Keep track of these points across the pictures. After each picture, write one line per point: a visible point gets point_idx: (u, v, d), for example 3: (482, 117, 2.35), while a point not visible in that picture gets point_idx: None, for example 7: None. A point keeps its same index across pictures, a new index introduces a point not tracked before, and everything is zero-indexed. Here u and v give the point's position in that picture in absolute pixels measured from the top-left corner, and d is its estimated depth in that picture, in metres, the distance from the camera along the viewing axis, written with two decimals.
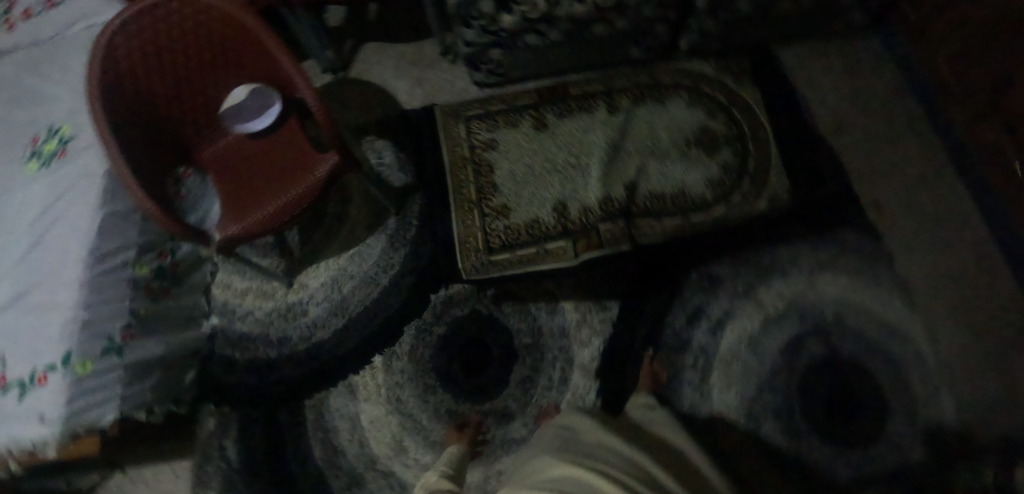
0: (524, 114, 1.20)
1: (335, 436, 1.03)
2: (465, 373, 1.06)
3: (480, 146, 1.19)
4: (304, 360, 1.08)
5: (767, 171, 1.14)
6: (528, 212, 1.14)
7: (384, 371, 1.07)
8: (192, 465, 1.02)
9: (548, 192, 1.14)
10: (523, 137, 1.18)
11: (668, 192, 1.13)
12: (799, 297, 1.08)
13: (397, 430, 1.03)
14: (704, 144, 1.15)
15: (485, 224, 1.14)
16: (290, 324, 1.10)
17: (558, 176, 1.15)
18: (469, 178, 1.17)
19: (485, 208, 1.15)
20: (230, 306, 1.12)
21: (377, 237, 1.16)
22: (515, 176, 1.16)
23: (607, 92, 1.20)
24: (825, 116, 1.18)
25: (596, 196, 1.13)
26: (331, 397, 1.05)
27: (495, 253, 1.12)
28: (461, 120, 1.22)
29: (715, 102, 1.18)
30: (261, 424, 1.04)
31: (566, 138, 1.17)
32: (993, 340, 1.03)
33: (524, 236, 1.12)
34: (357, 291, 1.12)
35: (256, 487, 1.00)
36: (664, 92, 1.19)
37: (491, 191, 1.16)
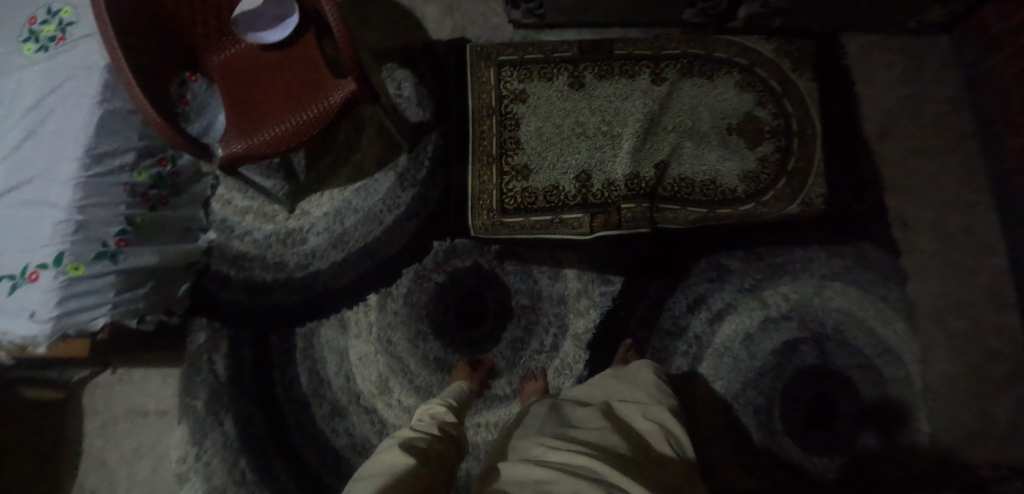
0: (561, 69, 1.14)
1: (323, 367, 1.03)
2: (459, 325, 1.06)
3: (509, 96, 1.13)
4: (300, 287, 1.06)
5: (806, 172, 1.10)
6: (549, 176, 1.10)
7: (379, 310, 1.06)
8: (179, 374, 1.02)
9: (573, 158, 1.10)
10: (557, 94, 1.13)
11: (699, 179, 1.09)
12: (804, 301, 1.07)
13: (384, 370, 1.03)
14: (746, 133, 1.10)
15: (502, 181, 1.10)
16: (288, 250, 1.08)
17: (587, 143, 1.10)
18: (492, 131, 1.12)
19: (505, 165, 1.11)
20: (228, 223, 1.09)
21: (385, 173, 1.12)
22: (543, 135, 1.11)
23: (653, 58, 1.13)
24: (871, 117, 1.13)
25: (623, 171, 1.09)
26: (321, 329, 1.05)
27: (508, 215, 1.09)
28: (493, 64, 1.15)
29: (765, 90, 1.12)
30: (251, 344, 1.03)
31: (601, 103, 1.12)
32: (984, 374, 1.04)
33: (542, 201, 1.09)
34: (361, 227, 1.10)
35: (240, 405, 1.00)
36: (714, 70, 1.13)
37: (514, 147, 1.11)
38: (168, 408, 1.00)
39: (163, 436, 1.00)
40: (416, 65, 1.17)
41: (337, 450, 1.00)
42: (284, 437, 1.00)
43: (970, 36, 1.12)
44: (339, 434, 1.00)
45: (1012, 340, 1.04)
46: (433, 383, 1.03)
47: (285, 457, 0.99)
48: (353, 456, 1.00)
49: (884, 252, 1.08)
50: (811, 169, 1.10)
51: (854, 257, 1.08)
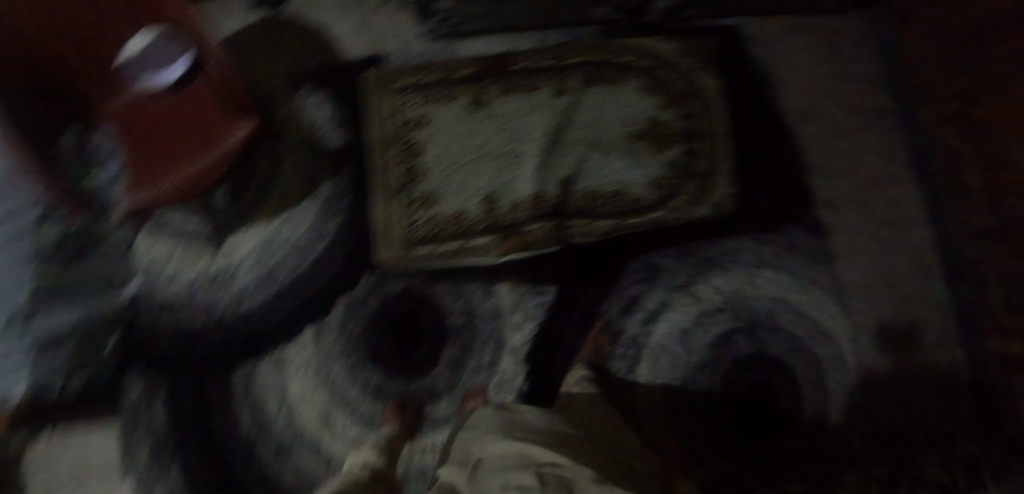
0: (461, 90, 1.11)
1: (263, 407, 1.03)
2: (396, 350, 1.07)
3: (411, 122, 1.11)
4: (235, 328, 1.06)
5: (710, 173, 1.11)
6: (454, 203, 1.08)
7: (314, 345, 1.06)
8: (119, 431, 1.00)
9: (477, 181, 1.08)
10: (459, 117, 1.10)
11: (608, 191, 1.08)
12: (737, 292, 1.08)
13: (326, 403, 1.04)
14: (650, 139, 1.10)
15: (407, 211, 1.08)
16: (218, 291, 1.06)
17: (491, 164, 1.08)
18: (394, 162, 1.09)
19: (409, 195, 1.08)
20: (155, 267, 1.05)
21: (311, 203, 1.10)
22: (447, 162, 1.09)
23: (557, 70, 1.11)
24: (790, 102, 1.13)
25: (529, 191, 1.07)
26: (259, 369, 1.05)
27: (415, 247, 1.07)
28: (389, 92, 1.13)
29: (670, 93, 1.11)
30: (190, 391, 1.02)
31: (501, 121, 1.09)
32: (916, 346, 1.06)
33: (450, 229, 1.08)
34: (289, 261, 1.08)
35: (186, 453, 1.00)
36: (618, 77, 1.11)
37: (416, 175, 1.09)
38: (110, 464, 0.99)
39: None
40: (332, 87, 1.15)
41: (287, 485, 1.01)
42: (232, 479, 1.00)
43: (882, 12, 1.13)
44: (287, 471, 1.02)
45: (939, 312, 1.07)
46: (374, 411, 1.05)
47: None
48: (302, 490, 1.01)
49: (812, 235, 1.09)
50: (714, 168, 1.11)
51: (783, 244, 1.09)
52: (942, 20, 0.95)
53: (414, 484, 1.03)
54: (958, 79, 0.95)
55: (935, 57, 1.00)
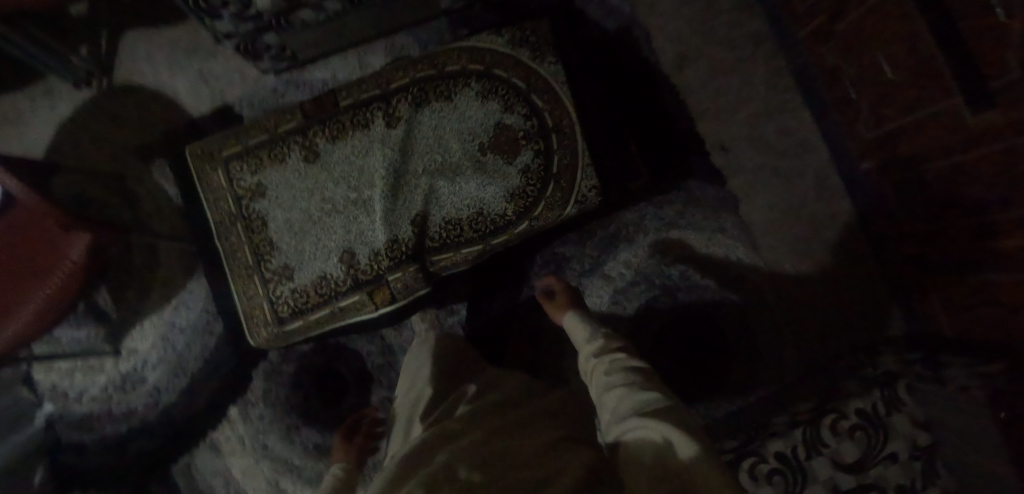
0: (293, 139, 0.86)
1: (210, 491, 1.02)
2: (325, 406, 1.03)
3: (246, 194, 0.85)
4: (160, 425, 1.03)
5: (573, 161, 0.84)
6: (310, 268, 0.82)
7: (243, 420, 1.03)
8: None
9: (330, 238, 0.83)
10: (291, 175, 0.85)
11: (463, 222, 0.83)
12: (652, 258, 1.04)
13: (271, 475, 1.02)
14: (499, 147, 0.84)
15: (268, 292, 0.83)
16: (131, 394, 1.03)
17: (337, 221, 0.83)
18: (241, 238, 0.84)
19: (264, 269, 0.83)
20: (61, 388, 1.03)
21: (196, 280, 1.05)
22: (289, 229, 0.83)
23: (382, 94, 0.86)
24: (664, 48, 1.07)
25: (382, 236, 0.82)
26: (195, 459, 1.02)
27: (289, 323, 0.82)
28: (219, 163, 0.86)
29: (508, 87, 0.86)
30: None
31: (344, 168, 0.84)
32: (837, 270, 1.03)
33: (315, 296, 0.82)
34: (193, 346, 1.04)
35: None
36: (444, 88, 0.86)
37: (270, 250, 0.83)
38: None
39: None
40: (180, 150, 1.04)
41: None
42: None
43: None
44: None
45: (854, 227, 1.03)
46: (318, 471, 1.01)
47: None
48: None
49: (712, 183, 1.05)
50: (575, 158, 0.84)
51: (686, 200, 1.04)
52: None
53: None
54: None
55: None
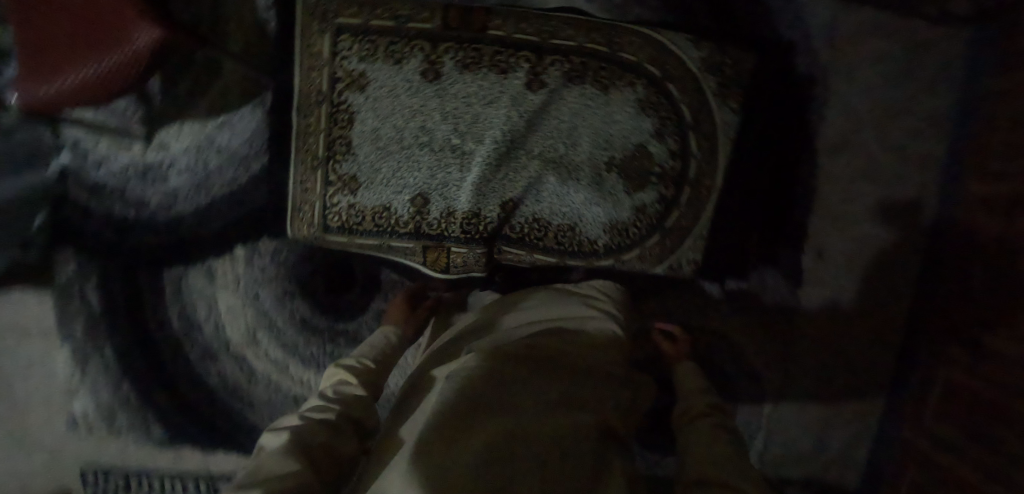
0: (416, 44, 0.74)
1: (193, 310, 1.00)
2: (328, 289, 1.01)
3: (344, 79, 0.75)
4: (165, 229, 0.99)
5: (686, 228, 0.80)
6: (380, 195, 0.76)
7: (245, 263, 1.00)
8: (52, 302, 0.98)
9: (412, 174, 0.76)
10: (402, 85, 0.75)
11: (552, 229, 0.78)
12: (705, 321, 0.96)
13: (252, 325, 1.01)
14: (624, 170, 0.77)
15: (328, 196, 0.77)
16: (147, 186, 0.98)
17: (427, 162, 0.76)
18: (322, 126, 0.76)
19: (329, 173, 0.76)
20: (83, 147, 0.97)
21: (251, 110, 0.95)
22: (375, 144, 0.75)
23: (537, 43, 0.75)
24: (837, 122, 0.93)
25: (467, 203, 0.76)
26: (189, 275, 1.00)
27: (332, 233, 0.78)
28: (329, 26, 0.74)
29: (669, 113, 0.77)
30: (120, 281, 0.98)
31: (458, 106, 0.75)
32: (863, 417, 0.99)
33: (369, 222, 0.77)
34: (223, 171, 0.97)
35: (116, 340, 0.99)
36: (614, 82, 0.76)
37: (343, 152, 0.76)
38: (50, 329, 0.99)
39: (46, 361, 1.00)
40: None
41: (211, 388, 1.01)
42: (161, 372, 1.00)
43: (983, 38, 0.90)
44: (212, 375, 1.01)
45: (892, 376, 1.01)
46: (299, 340, 1.02)
47: (164, 389, 1.00)
48: (225, 397, 1.02)
49: (802, 281, 0.96)
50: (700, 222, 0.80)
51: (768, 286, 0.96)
52: None
53: None
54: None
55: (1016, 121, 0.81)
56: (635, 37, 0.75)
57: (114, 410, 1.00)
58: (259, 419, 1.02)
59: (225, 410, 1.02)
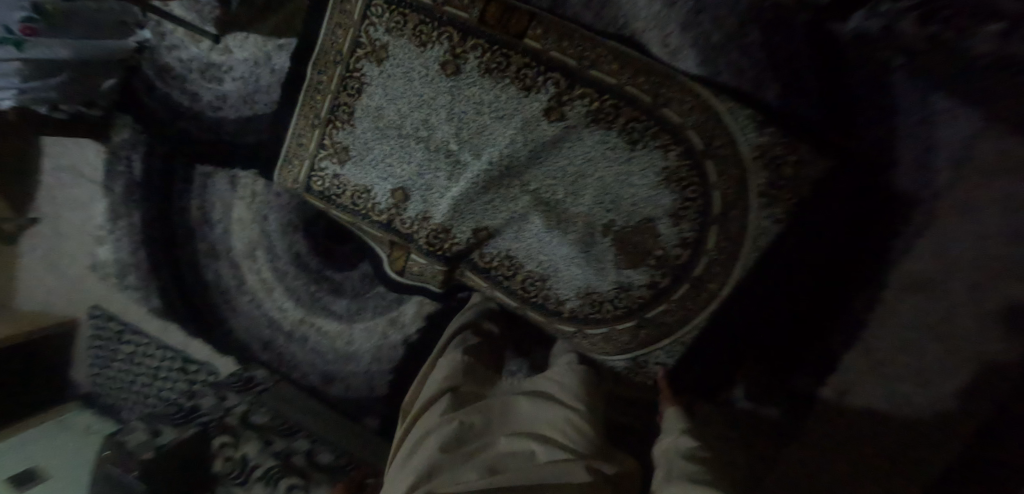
0: (446, 31, 0.68)
1: (211, 209, 1.06)
2: (328, 236, 1.01)
3: (366, 45, 0.71)
4: (208, 127, 1.02)
5: (669, 325, 0.77)
6: (365, 175, 0.74)
7: (265, 184, 1.02)
8: (106, 158, 1.08)
9: (402, 167, 0.73)
10: (419, 71, 0.70)
11: (527, 268, 0.77)
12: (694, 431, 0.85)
13: (253, 241, 1.05)
14: (621, 239, 0.71)
15: (315, 159, 0.75)
16: (204, 83, 1.01)
17: (420, 158, 0.72)
18: (332, 87, 0.73)
19: (325, 136, 0.75)
20: (162, 29, 1.00)
21: None
22: (376, 123, 0.72)
23: (573, 70, 0.67)
24: (925, 263, 0.76)
25: (445, 216, 0.73)
26: (215, 176, 1.04)
27: (312, 195, 0.77)
28: None
29: (693, 197, 0.68)
30: (162, 160, 1.06)
31: (468, 111, 0.70)
32: None
33: (349, 199, 0.76)
34: (270, 91, 0.97)
35: (147, 208, 1.09)
36: (642, 142, 0.66)
37: (343, 119, 0.73)
38: (99, 179, 1.10)
39: (90, 205, 1.12)
40: None
41: (207, 281, 1.10)
42: (173, 251, 1.10)
43: None
44: (210, 271, 1.09)
45: None
46: (289, 270, 1.05)
47: (171, 266, 1.11)
48: (215, 293, 1.10)
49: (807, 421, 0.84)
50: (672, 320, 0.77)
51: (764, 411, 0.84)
52: None
53: (296, 344, 1.08)
54: None
55: None
56: (686, 99, 0.65)
57: (129, 268, 1.12)
58: (236, 324, 1.10)
59: (213, 305, 1.10)
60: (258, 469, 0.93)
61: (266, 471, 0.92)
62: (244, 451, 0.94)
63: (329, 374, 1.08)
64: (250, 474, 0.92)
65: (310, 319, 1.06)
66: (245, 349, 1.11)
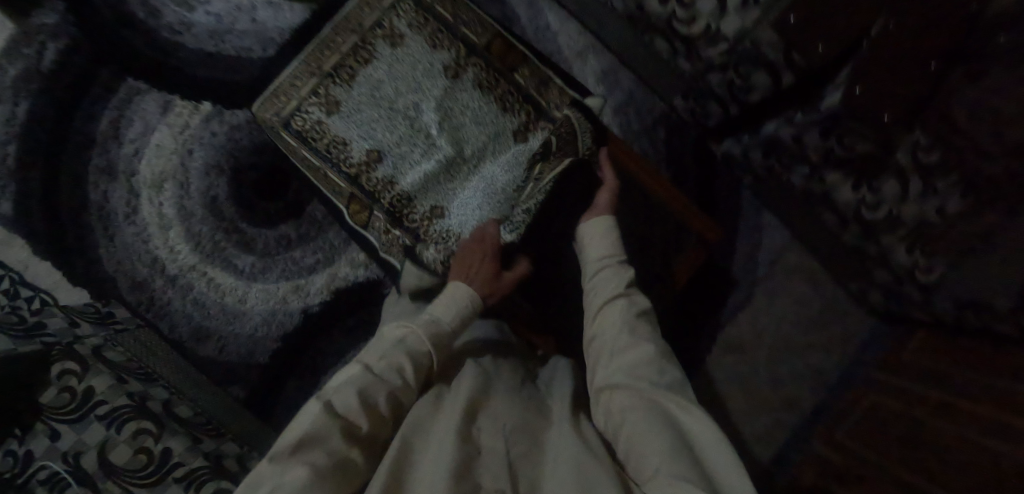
0: (456, 43, 0.83)
1: (126, 125, 0.99)
2: (255, 189, 1.02)
3: (386, 30, 0.83)
4: (159, 47, 1.00)
5: None
6: (349, 129, 0.81)
7: (203, 119, 1.00)
8: (11, 34, 0.96)
9: (384, 134, 0.81)
10: (425, 64, 0.82)
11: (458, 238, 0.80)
12: None
13: (167, 172, 1.00)
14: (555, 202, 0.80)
15: (306, 102, 0.82)
16: (170, 4, 1.00)
17: (401, 131, 0.81)
18: (342, 50, 0.83)
19: (321, 86, 0.82)
20: None
21: (302, 10, 1.01)
22: (373, 91, 0.82)
23: (543, 108, 0.85)
24: (742, 326, 1.09)
25: (410, 186, 0.81)
26: (145, 96, 1.00)
27: (288, 131, 0.82)
28: None
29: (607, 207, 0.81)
30: (84, 60, 0.98)
31: (454, 107, 0.82)
32: None
33: (323, 144, 0.81)
34: (244, 38, 1.01)
35: (42, 102, 0.97)
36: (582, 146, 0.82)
37: (344, 77, 0.82)
38: None
39: None
40: None
41: (88, 200, 0.99)
42: (56, 158, 0.98)
43: (883, 339, 1.07)
44: (97, 190, 0.99)
45: None
46: (197, 212, 1.01)
47: (45, 172, 0.98)
48: (95, 214, 0.99)
49: None
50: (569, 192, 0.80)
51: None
52: (934, 401, 0.87)
53: (174, 291, 1.00)
54: (883, 442, 0.89)
55: (889, 413, 0.92)
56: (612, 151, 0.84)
57: None
58: (108, 254, 1.00)
59: (85, 228, 0.99)
60: (104, 405, 0.83)
61: (114, 408, 0.83)
62: (90, 384, 0.83)
63: (203, 330, 1.01)
64: (90, 411, 0.82)
65: (204, 267, 1.01)
66: (108, 284, 1.00)
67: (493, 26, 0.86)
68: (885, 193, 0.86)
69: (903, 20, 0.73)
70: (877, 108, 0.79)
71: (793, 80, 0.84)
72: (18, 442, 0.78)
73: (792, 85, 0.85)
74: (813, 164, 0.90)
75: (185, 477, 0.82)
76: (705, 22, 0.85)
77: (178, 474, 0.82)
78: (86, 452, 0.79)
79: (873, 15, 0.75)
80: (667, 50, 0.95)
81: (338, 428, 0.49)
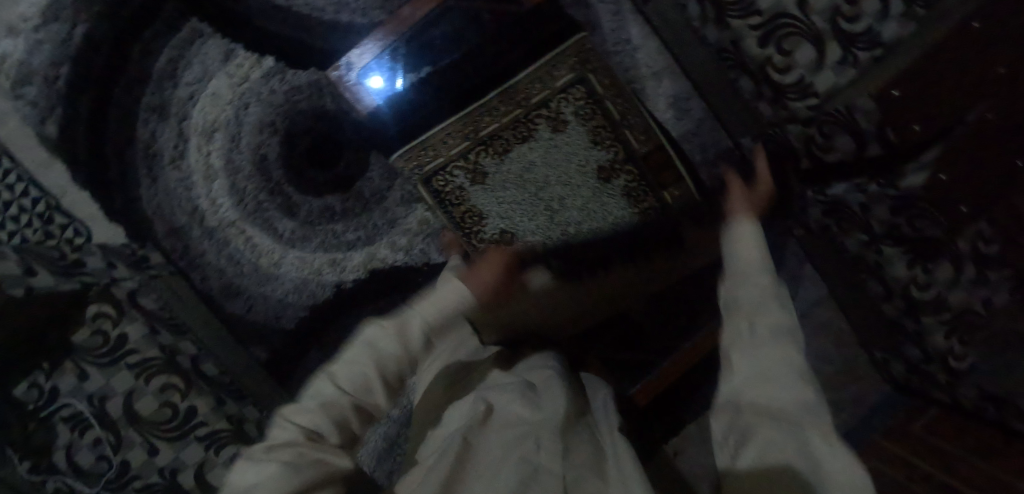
0: (615, 145, 0.89)
1: (185, 66, 0.95)
2: (306, 155, 0.99)
3: (551, 110, 0.88)
4: None
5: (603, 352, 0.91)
6: (488, 204, 0.91)
7: (264, 75, 0.97)
8: None
9: (522, 217, 0.91)
10: (579, 159, 0.89)
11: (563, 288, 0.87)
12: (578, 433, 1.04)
13: (219, 122, 0.97)
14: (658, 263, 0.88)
15: (453, 164, 0.89)
16: None
17: (539, 217, 0.91)
18: (501, 120, 0.87)
19: (473, 152, 0.89)
20: None
21: None
22: (523, 173, 0.90)
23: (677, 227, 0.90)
24: None
25: None
26: (209, 41, 0.95)
27: (430, 186, 0.90)
28: (580, 70, 0.86)
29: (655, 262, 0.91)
30: None
31: (591, 208, 0.91)
32: None
33: (462, 211, 0.92)
34: None
35: (102, 27, 0.93)
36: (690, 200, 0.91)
37: (497, 149, 0.89)
38: None
39: None
40: None
41: (135, 138, 0.96)
42: (107, 88, 0.95)
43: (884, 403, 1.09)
44: (145, 128, 0.96)
45: None
46: (245, 168, 0.99)
47: (95, 101, 0.95)
48: (139, 152, 0.97)
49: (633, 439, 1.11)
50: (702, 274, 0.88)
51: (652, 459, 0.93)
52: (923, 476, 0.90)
53: (210, 243, 1.00)
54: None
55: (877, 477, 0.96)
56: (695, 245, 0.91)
57: (33, 79, 0.93)
58: (149, 195, 0.98)
59: (128, 165, 0.97)
60: (135, 355, 0.82)
61: (144, 360, 0.82)
62: (124, 331, 0.82)
63: (233, 286, 1.01)
64: (121, 358, 0.81)
65: (244, 225, 1.00)
66: (145, 224, 0.99)
67: (657, 135, 0.90)
68: (936, 276, 0.86)
69: (999, 112, 0.72)
70: (955, 199, 0.78)
71: (879, 152, 0.81)
72: (44, 376, 0.78)
73: (876, 157, 0.82)
74: (873, 233, 0.88)
75: (206, 437, 0.84)
76: (799, 73, 0.83)
77: (201, 433, 0.84)
78: (112, 397, 0.80)
79: (972, 104, 0.74)
80: (750, 91, 0.91)
81: (303, 434, 0.48)
